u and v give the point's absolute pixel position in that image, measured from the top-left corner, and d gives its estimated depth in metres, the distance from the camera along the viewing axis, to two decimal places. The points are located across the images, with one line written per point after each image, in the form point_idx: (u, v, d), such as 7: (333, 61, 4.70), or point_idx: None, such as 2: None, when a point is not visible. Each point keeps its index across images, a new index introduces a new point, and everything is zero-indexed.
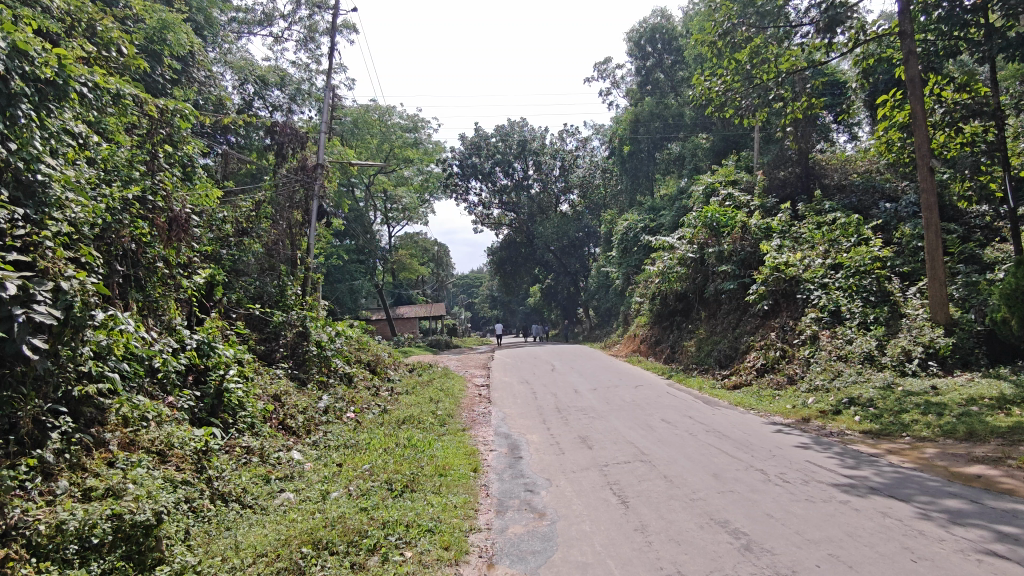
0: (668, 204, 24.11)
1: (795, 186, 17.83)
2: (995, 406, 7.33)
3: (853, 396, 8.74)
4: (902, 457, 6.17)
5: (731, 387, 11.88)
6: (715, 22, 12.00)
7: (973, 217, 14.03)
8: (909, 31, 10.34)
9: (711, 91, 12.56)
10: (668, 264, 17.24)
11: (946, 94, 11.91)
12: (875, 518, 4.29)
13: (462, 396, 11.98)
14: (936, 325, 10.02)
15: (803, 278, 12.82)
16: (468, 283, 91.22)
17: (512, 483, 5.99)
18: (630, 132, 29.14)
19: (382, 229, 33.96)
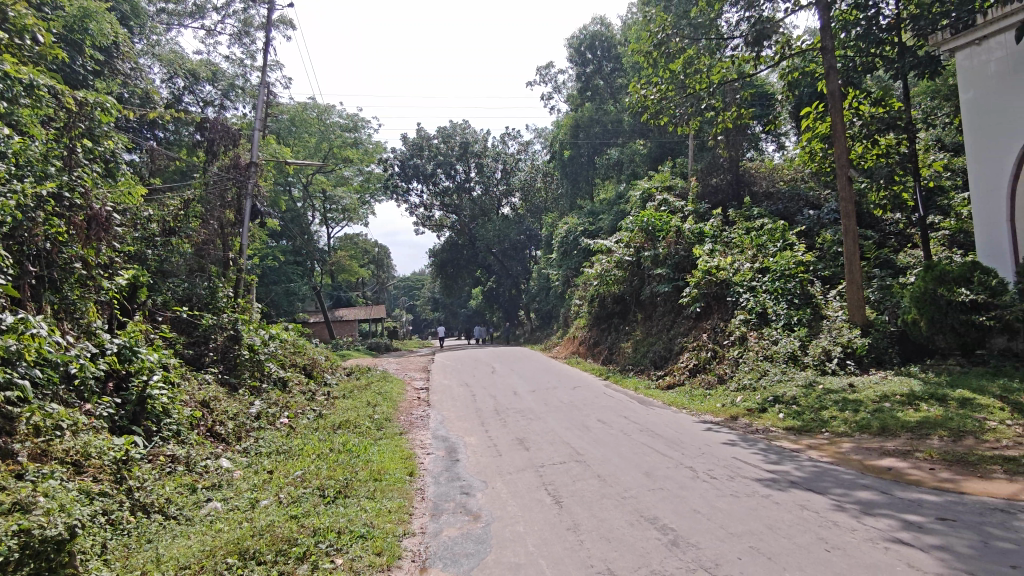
0: (607, 208, 24.58)
1: (727, 193, 18.41)
2: (905, 401, 7.83)
3: (778, 394, 9.14)
4: (821, 452, 6.51)
5: (665, 387, 12.20)
6: (650, 32, 12.27)
7: (888, 225, 14.97)
8: (830, 47, 10.90)
9: (647, 99, 12.89)
10: (606, 267, 17.63)
11: (864, 107, 12.58)
12: (794, 511, 4.50)
13: (400, 399, 11.83)
14: (854, 326, 10.72)
15: (733, 281, 13.31)
16: (410, 287, 89.99)
17: (448, 486, 5.97)
18: (570, 137, 29.67)
19: (320, 229, 33.16)
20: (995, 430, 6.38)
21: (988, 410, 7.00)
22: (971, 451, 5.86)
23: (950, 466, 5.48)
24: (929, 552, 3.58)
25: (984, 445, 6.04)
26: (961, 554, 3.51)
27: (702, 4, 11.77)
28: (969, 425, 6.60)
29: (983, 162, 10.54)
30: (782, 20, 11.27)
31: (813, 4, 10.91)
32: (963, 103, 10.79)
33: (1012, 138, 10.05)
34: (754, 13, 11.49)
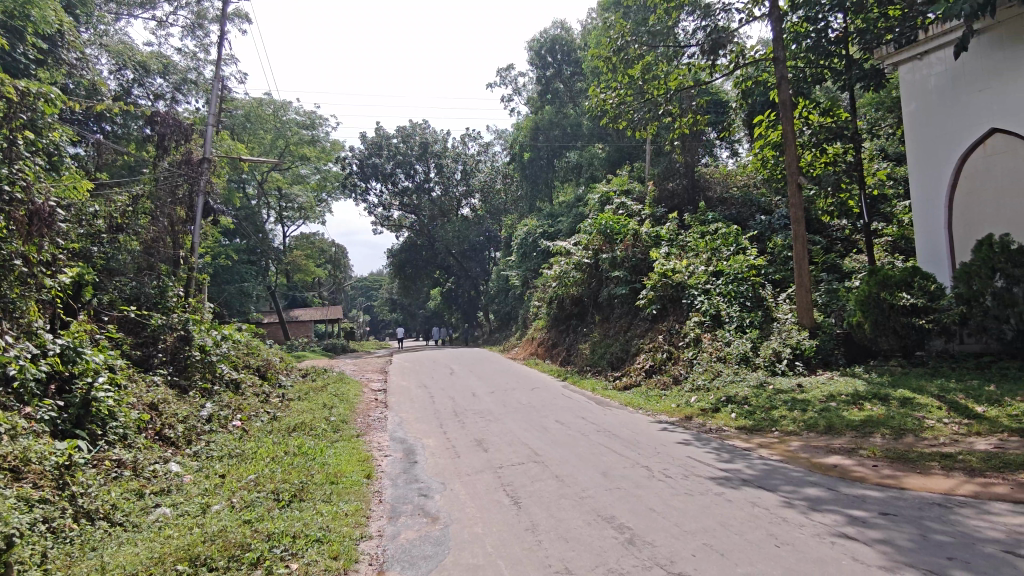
0: (566, 211, 24.79)
1: (682, 198, 18.86)
2: (850, 401, 8.12)
3: (730, 394, 9.37)
4: (772, 450, 6.70)
5: (622, 387, 12.36)
6: (609, 38, 12.43)
7: (834, 231, 15.53)
8: (782, 58, 11.22)
9: (606, 103, 13.03)
10: (565, 269, 17.80)
11: (813, 117, 13.02)
12: (745, 508, 4.62)
13: (357, 401, 11.67)
14: (803, 328, 11.11)
15: (688, 283, 13.58)
16: (368, 287, 88.87)
17: (406, 488, 5.93)
18: (530, 139, 29.76)
19: (275, 228, 32.47)
20: (933, 428, 6.68)
21: (927, 409, 7.33)
22: (911, 448, 6.13)
23: (892, 463, 5.71)
24: (872, 545, 3.72)
25: (923, 442, 6.32)
26: (902, 547, 3.67)
27: (660, 11, 12.00)
28: (909, 423, 6.89)
29: (925, 172, 10.99)
30: (737, 30, 11.60)
31: (766, 15, 11.25)
32: (906, 115, 11.26)
33: (951, 150, 10.52)
34: (709, 22, 11.79)
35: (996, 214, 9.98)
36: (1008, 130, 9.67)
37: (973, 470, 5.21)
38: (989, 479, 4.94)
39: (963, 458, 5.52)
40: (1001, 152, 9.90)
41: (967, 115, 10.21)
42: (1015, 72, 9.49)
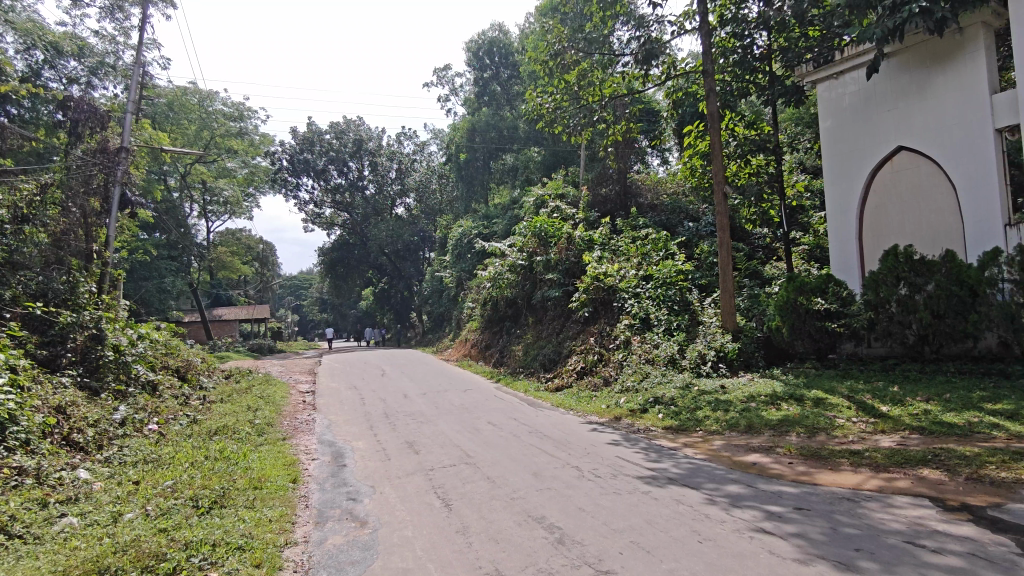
0: (502, 212, 24.93)
1: (614, 204, 19.22)
2: (769, 401, 8.52)
3: (658, 395, 9.65)
4: (696, 449, 6.94)
5: (554, 388, 12.48)
6: (547, 43, 12.59)
7: (757, 239, 16.25)
8: (710, 71, 11.62)
9: (542, 108, 13.16)
10: (499, 271, 18.02)
11: (739, 129, 13.60)
12: (670, 506, 4.77)
13: (284, 403, 11.33)
14: (726, 331, 11.47)
15: (619, 287, 13.88)
16: (297, 286, 86.34)
17: (334, 492, 5.79)
18: (467, 140, 29.73)
19: (199, 223, 31.10)
20: (843, 427, 7.10)
21: (838, 408, 7.77)
22: (824, 446, 6.48)
23: (806, 460, 6.02)
24: (788, 539, 3.91)
25: (834, 440, 6.69)
26: (815, 540, 3.87)
27: (596, 19, 12.24)
28: (821, 422, 7.29)
29: (838, 186, 11.65)
30: (669, 42, 11.96)
31: (696, 29, 11.64)
32: (821, 131, 11.91)
33: (862, 165, 11.19)
34: (643, 32, 12.04)
35: (901, 225, 10.70)
36: (913, 148, 10.40)
37: (879, 466, 5.55)
38: (892, 474, 5.29)
39: (869, 454, 5.89)
40: (906, 168, 10.63)
41: (877, 133, 10.90)
42: (919, 94, 10.22)
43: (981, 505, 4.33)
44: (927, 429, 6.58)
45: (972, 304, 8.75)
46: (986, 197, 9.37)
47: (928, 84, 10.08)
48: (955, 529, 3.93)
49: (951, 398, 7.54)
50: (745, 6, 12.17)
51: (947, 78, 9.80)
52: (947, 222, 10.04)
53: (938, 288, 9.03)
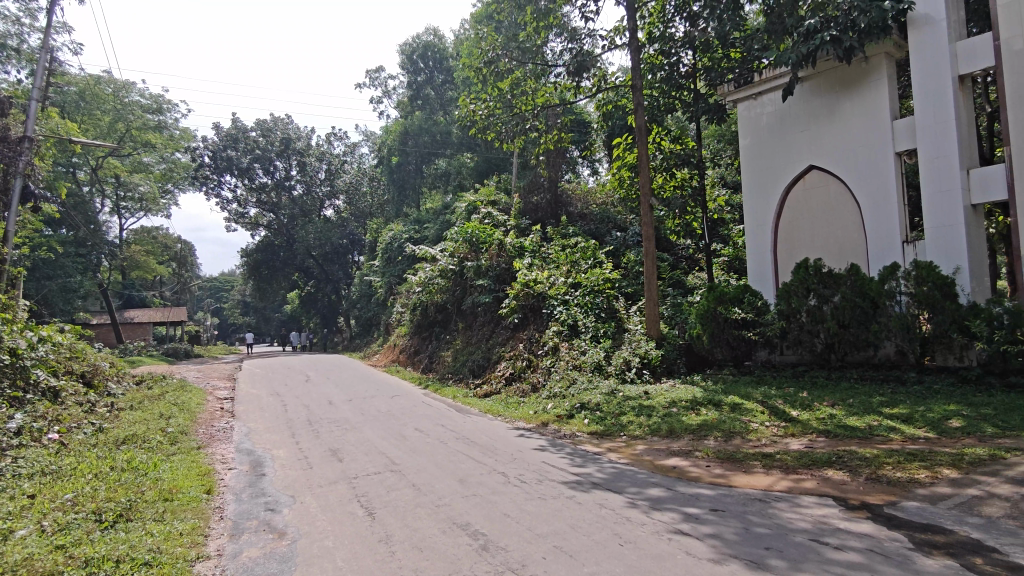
0: (433, 217, 24.83)
1: (545, 212, 19.57)
2: (689, 406, 8.82)
3: (584, 401, 9.80)
4: (619, 454, 7.09)
5: (482, 394, 12.37)
6: (481, 50, 12.69)
7: (681, 249, 16.87)
8: (639, 86, 11.94)
9: (475, 114, 13.20)
10: (429, 276, 17.57)
11: (665, 144, 14.11)
12: (594, 509, 4.86)
13: (200, 410, 10.82)
14: (650, 338, 11.81)
15: (549, 294, 14.03)
16: (217, 288, 82.78)
17: (251, 503, 5.57)
18: (399, 143, 29.52)
19: (110, 220, 29.31)
20: (756, 431, 7.43)
21: (753, 413, 8.13)
22: (739, 449, 6.76)
23: (722, 463, 6.26)
24: (704, 540, 4.06)
25: (748, 444, 7.00)
26: (729, 540, 4.03)
27: (530, 29, 12.41)
28: (737, 426, 7.61)
29: (754, 202, 12.22)
30: (600, 55, 12.25)
31: (626, 45, 11.99)
32: (741, 149, 12.45)
33: (778, 182, 11.78)
34: (575, 45, 12.35)
35: (812, 240, 11.33)
36: (823, 167, 11.05)
37: (788, 467, 5.85)
38: (800, 476, 5.57)
39: (779, 457, 6.19)
40: (817, 186, 11.27)
41: (791, 152, 11.52)
42: (829, 117, 10.88)
43: (879, 504, 4.63)
44: (833, 432, 6.99)
45: (873, 315, 9.42)
46: (887, 214, 10.08)
47: (837, 108, 10.75)
48: (855, 527, 4.18)
49: (854, 403, 8.04)
50: (672, 25, 12.64)
51: (854, 103, 10.50)
52: (852, 237, 10.72)
53: (844, 300, 9.67)
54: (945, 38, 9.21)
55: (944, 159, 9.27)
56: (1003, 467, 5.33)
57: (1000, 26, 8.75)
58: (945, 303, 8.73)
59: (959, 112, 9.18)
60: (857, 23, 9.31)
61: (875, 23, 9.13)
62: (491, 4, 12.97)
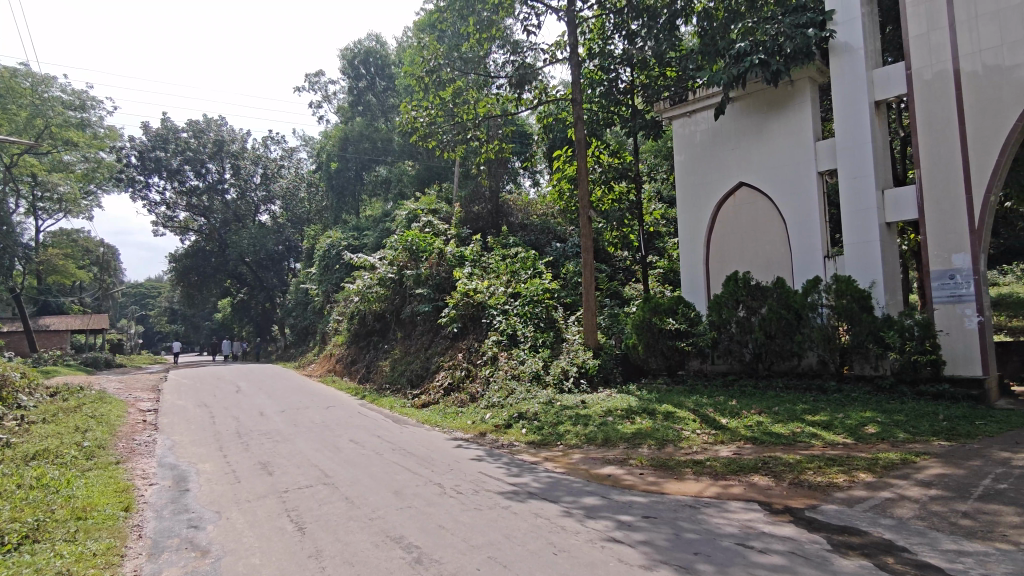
0: (373, 225, 24.59)
1: (486, 222, 19.73)
2: (624, 415, 8.98)
3: (522, 411, 9.82)
4: (556, 463, 7.14)
5: (419, 404, 12.18)
6: (423, 58, 12.66)
7: (619, 261, 17.28)
8: (578, 99, 12.13)
9: (416, 121, 13.12)
10: (368, 284, 17.25)
11: (604, 157, 14.44)
12: (529, 519, 4.88)
13: (120, 423, 10.28)
14: (587, 348, 12.00)
15: (488, 303, 14.04)
16: (142, 295, 78.85)
17: (173, 519, 5.33)
18: (339, 150, 29.23)
19: (25, 221, 27.54)
20: (688, 438, 7.63)
21: (685, 421, 8.34)
22: (671, 456, 6.92)
23: (655, 470, 6.40)
24: (636, 546, 4.13)
25: (680, 451, 7.18)
26: (660, 547, 4.11)
27: (472, 40, 12.50)
28: (670, 434, 7.79)
29: (688, 216, 12.57)
30: (541, 68, 12.41)
31: (567, 59, 12.19)
32: (675, 164, 12.79)
33: (709, 197, 12.17)
34: (517, 58, 12.46)
35: (741, 254, 11.76)
36: (752, 184, 11.49)
37: (717, 474, 6.03)
38: (728, 481, 5.75)
39: (709, 464, 6.38)
40: (747, 203, 11.71)
41: (722, 168, 11.93)
42: (758, 136, 11.35)
43: (800, 507, 4.83)
44: (759, 439, 7.24)
45: (796, 326, 9.89)
46: (810, 230, 10.58)
47: (765, 128, 11.24)
48: (778, 530, 4.35)
49: (779, 411, 8.38)
50: (611, 42, 12.99)
51: (780, 123, 11.01)
52: (778, 252, 11.20)
53: (770, 311, 10.12)
54: (863, 68, 9.77)
55: (861, 182, 9.82)
56: (912, 470, 5.66)
57: (912, 58, 9.38)
58: (863, 316, 9.24)
59: (875, 138, 9.77)
60: (783, 48, 9.84)
61: (799, 49, 9.71)
62: (433, 12, 12.93)
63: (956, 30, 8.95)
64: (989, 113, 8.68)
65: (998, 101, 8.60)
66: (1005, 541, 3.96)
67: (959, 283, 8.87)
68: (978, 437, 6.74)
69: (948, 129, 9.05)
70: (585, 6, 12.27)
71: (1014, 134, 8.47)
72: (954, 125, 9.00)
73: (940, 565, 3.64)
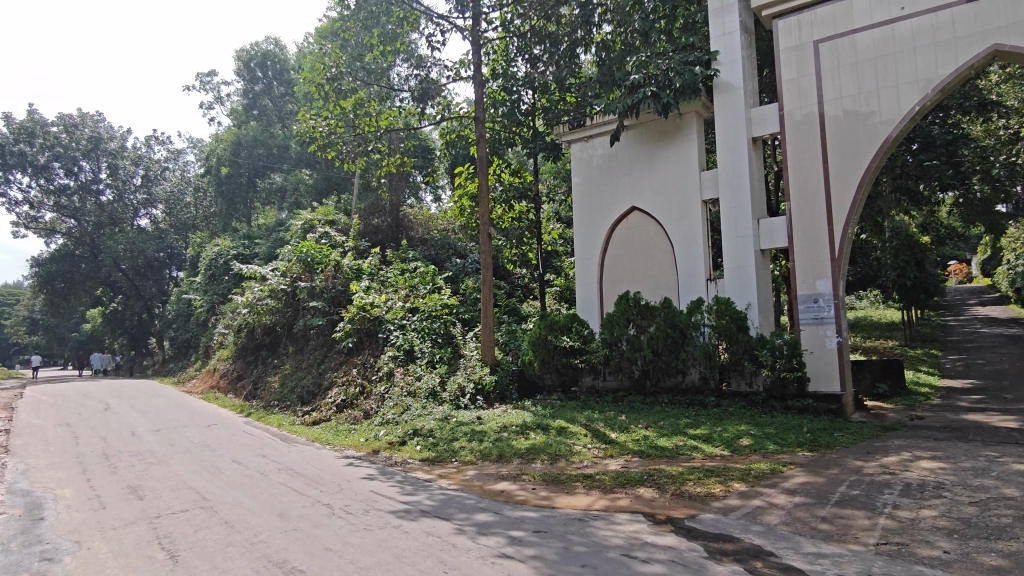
0: (265, 234, 23.89)
1: (385, 235, 19.53)
2: (519, 430, 9.08)
3: (417, 427, 9.68)
4: (449, 480, 7.10)
5: (310, 422, 11.67)
6: (323, 65, 12.35)
7: (517, 278, 17.64)
8: (480, 118, 12.28)
9: (315, 130, 12.66)
10: (258, 296, 16.37)
11: (505, 175, 14.61)
12: (420, 537, 4.81)
13: None
14: (485, 364, 12.09)
15: (385, 318, 13.81)
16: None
17: (22, 553, 4.79)
18: (230, 154, 27.74)
19: None
20: (579, 453, 7.83)
21: (576, 436, 8.56)
22: (563, 471, 7.08)
23: (547, 485, 6.51)
24: (527, 562, 4.17)
25: (572, 465, 7.37)
26: (549, 560, 4.18)
27: (375, 51, 12.37)
28: (562, 449, 7.96)
29: (583, 236, 12.96)
30: (445, 85, 12.53)
31: (470, 78, 12.33)
32: (572, 186, 13.16)
33: (604, 219, 12.62)
34: (421, 72, 12.56)
35: (633, 275, 12.30)
36: (644, 209, 12.05)
37: (607, 487, 6.21)
38: (616, 494, 5.95)
39: (599, 477, 6.56)
40: (639, 226, 12.25)
41: (616, 192, 12.44)
42: (650, 163, 11.95)
43: (680, 517, 5.08)
44: (645, 452, 7.57)
45: (682, 344, 10.50)
46: (695, 254, 11.25)
47: (657, 155, 11.85)
48: (661, 540, 4.55)
49: (664, 425, 8.78)
50: (514, 64, 13.19)
51: (670, 152, 11.65)
52: (667, 274, 11.83)
53: (658, 330, 10.68)
54: (743, 106, 10.55)
55: (740, 209, 10.54)
56: (780, 479, 6.11)
57: (785, 100, 10.27)
58: (739, 335, 9.92)
59: (752, 170, 10.54)
60: (673, 83, 10.47)
61: (687, 84, 10.36)
62: (336, 20, 12.57)
63: (822, 77, 9.90)
64: (848, 154, 9.63)
65: (855, 143, 9.58)
66: (856, 542, 4.37)
67: (821, 306, 9.72)
68: (836, 447, 7.40)
69: (814, 166, 9.93)
70: (489, 27, 12.50)
71: (868, 174, 9.46)
72: (819, 162, 9.88)
73: (802, 567, 3.95)
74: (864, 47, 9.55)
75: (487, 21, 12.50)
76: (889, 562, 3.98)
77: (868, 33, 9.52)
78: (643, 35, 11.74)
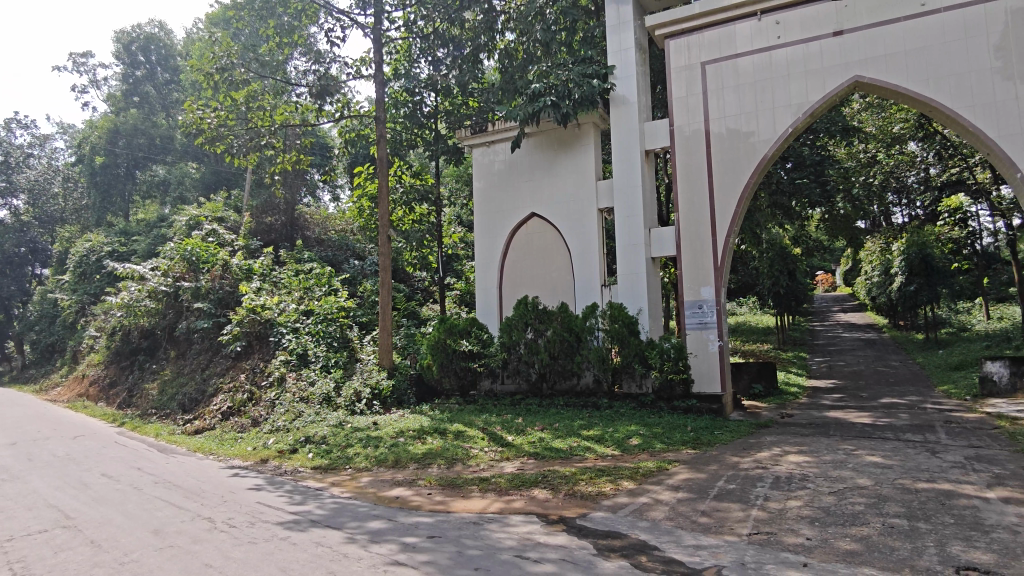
0: (144, 230, 22.38)
1: (279, 233, 18.87)
2: (416, 435, 8.97)
3: (310, 434, 9.33)
4: (342, 488, 6.91)
5: (191, 430, 11.00)
6: (213, 54, 11.74)
7: (417, 281, 17.54)
8: (382, 118, 12.03)
9: (201, 121, 11.88)
10: (134, 297, 15.04)
11: (405, 177, 14.35)
12: (309, 548, 4.65)
13: None
14: (381, 368, 11.93)
15: (277, 321, 13.25)
16: None
17: None
18: (106, 142, 25.65)
19: None
20: (476, 456, 7.85)
21: (474, 440, 8.57)
22: (459, 475, 7.07)
23: (443, 489, 6.49)
24: (419, 567, 4.13)
25: (468, 469, 7.38)
26: (443, 566, 4.15)
27: (271, 43, 11.89)
28: (459, 453, 7.95)
29: (484, 240, 13.00)
30: (345, 82, 12.18)
31: (371, 76, 12.11)
32: (473, 191, 13.19)
33: (504, 224, 12.75)
34: (319, 67, 12.08)
35: (532, 280, 12.51)
36: (542, 215, 12.29)
37: (502, 489, 6.27)
38: (511, 496, 6.01)
39: (494, 480, 6.61)
40: (538, 232, 12.48)
41: (516, 198, 12.61)
42: (548, 171, 12.22)
43: (572, 516, 5.21)
44: (540, 454, 7.71)
45: (576, 347, 10.80)
46: (591, 261, 11.60)
47: (555, 164, 12.14)
48: (552, 539, 4.64)
49: (558, 427, 8.98)
50: (416, 65, 13.24)
51: (568, 161, 11.97)
52: (564, 279, 12.13)
53: (554, 333, 10.91)
54: (637, 120, 11.00)
55: (633, 218, 10.97)
56: (665, 476, 6.42)
57: (675, 116, 10.81)
58: (631, 338, 10.33)
59: (644, 181, 11.01)
60: (572, 93, 10.72)
61: (586, 96, 10.64)
62: (228, 8, 12.00)
63: (708, 97, 10.53)
64: (730, 169, 10.28)
65: (737, 160, 10.25)
66: (731, 533, 4.66)
67: (705, 311, 10.27)
68: (716, 445, 7.86)
69: (700, 179, 10.50)
70: (392, 25, 12.35)
71: (747, 189, 10.14)
72: (705, 176, 10.46)
73: (682, 559, 4.15)
74: (746, 70, 10.25)
75: (390, 19, 12.34)
76: (760, 551, 4.27)
77: (749, 58, 10.23)
78: (544, 46, 11.99)
